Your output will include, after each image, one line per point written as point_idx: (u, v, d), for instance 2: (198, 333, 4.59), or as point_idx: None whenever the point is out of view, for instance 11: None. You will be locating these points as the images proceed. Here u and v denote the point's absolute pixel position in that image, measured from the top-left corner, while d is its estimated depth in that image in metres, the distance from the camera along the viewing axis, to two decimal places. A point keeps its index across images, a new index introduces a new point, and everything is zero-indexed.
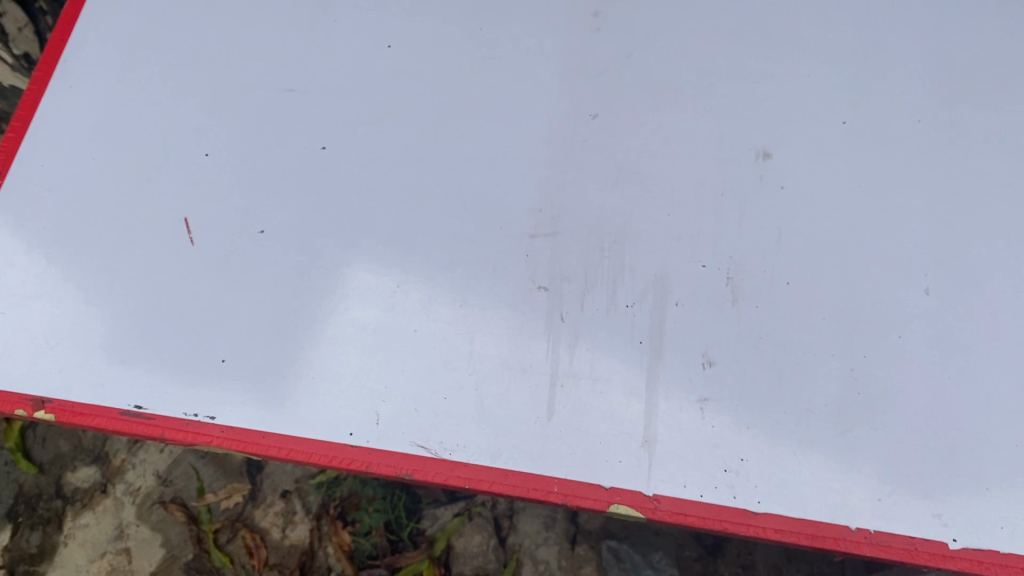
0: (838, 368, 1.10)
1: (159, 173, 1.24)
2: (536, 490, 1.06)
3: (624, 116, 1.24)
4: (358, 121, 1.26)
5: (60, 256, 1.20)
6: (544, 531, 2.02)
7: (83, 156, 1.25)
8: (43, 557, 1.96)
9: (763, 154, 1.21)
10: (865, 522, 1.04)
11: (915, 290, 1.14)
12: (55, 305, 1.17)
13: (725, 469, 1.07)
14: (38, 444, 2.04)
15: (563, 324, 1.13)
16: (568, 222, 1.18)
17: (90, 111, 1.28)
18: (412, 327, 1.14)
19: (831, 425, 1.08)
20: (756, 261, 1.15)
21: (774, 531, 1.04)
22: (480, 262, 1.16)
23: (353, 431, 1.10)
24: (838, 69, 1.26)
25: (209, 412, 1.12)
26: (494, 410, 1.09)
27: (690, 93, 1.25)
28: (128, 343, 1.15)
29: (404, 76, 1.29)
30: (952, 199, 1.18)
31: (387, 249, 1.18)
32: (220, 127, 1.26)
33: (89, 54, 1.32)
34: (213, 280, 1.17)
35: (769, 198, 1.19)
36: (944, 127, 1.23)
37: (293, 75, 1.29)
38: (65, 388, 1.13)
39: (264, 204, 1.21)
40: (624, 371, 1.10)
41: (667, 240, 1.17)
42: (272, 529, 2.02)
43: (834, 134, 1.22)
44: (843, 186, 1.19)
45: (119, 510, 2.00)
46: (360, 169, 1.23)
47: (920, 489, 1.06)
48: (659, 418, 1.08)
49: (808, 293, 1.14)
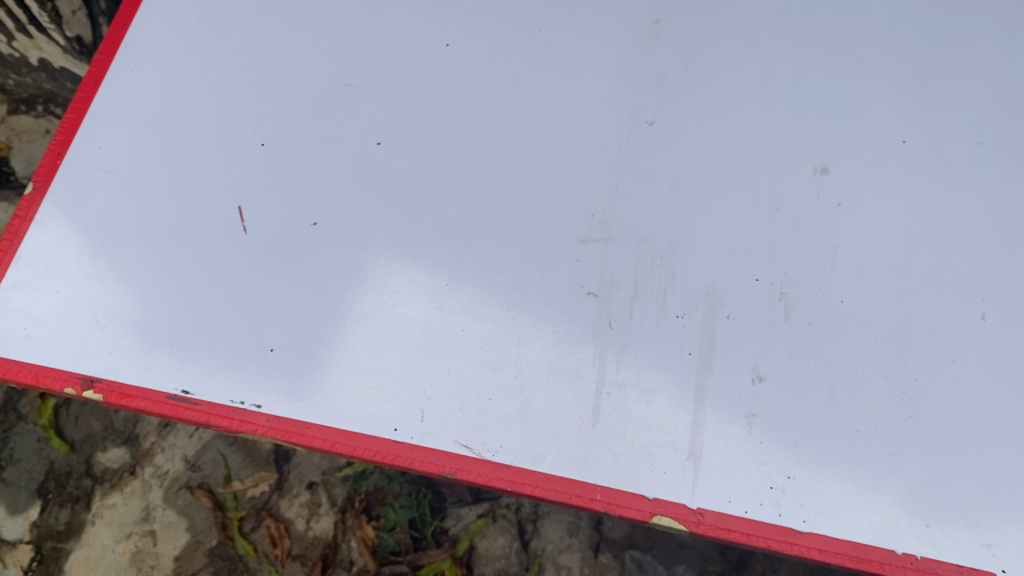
0: (890, 389, 1.09)
1: (215, 161, 1.24)
2: (578, 497, 1.05)
3: (681, 125, 1.23)
4: (413, 117, 1.26)
5: (114, 237, 1.20)
6: (568, 537, 2.00)
7: (141, 140, 1.26)
8: (70, 534, 1.97)
9: (821, 170, 1.20)
10: (912, 547, 1.03)
11: (970, 315, 1.12)
12: (107, 285, 1.17)
13: (771, 486, 1.05)
14: (71, 423, 2.06)
15: (611, 331, 1.12)
16: (621, 229, 1.18)
17: (149, 96, 1.29)
18: (459, 326, 1.13)
19: (880, 448, 1.07)
20: (809, 277, 1.14)
21: (818, 552, 1.03)
22: (530, 265, 1.16)
23: (397, 427, 1.10)
24: (900, 87, 1.24)
25: (255, 400, 1.12)
26: (539, 414, 1.09)
27: (749, 105, 1.24)
28: (177, 327, 1.15)
29: (461, 75, 1.29)
30: (1012, 224, 1.17)
31: (437, 246, 1.18)
32: (277, 117, 1.27)
33: (151, 39, 1.33)
34: (264, 269, 1.17)
35: (825, 214, 1.17)
36: (1007, 150, 1.21)
37: (350, 69, 1.30)
38: (114, 369, 1.14)
39: (318, 196, 1.21)
40: (672, 383, 1.10)
41: (720, 251, 1.16)
42: (297, 519, 2.02)
43: (893, 153, 1.20)
44: (900, 206, 1.17)
45: (146, 492, 2.01)
46: (414, 166, 1.23)
47: (970, 517, 1.04)
48: (706, 432, 1.08)
49: (862, 312, 1.13)
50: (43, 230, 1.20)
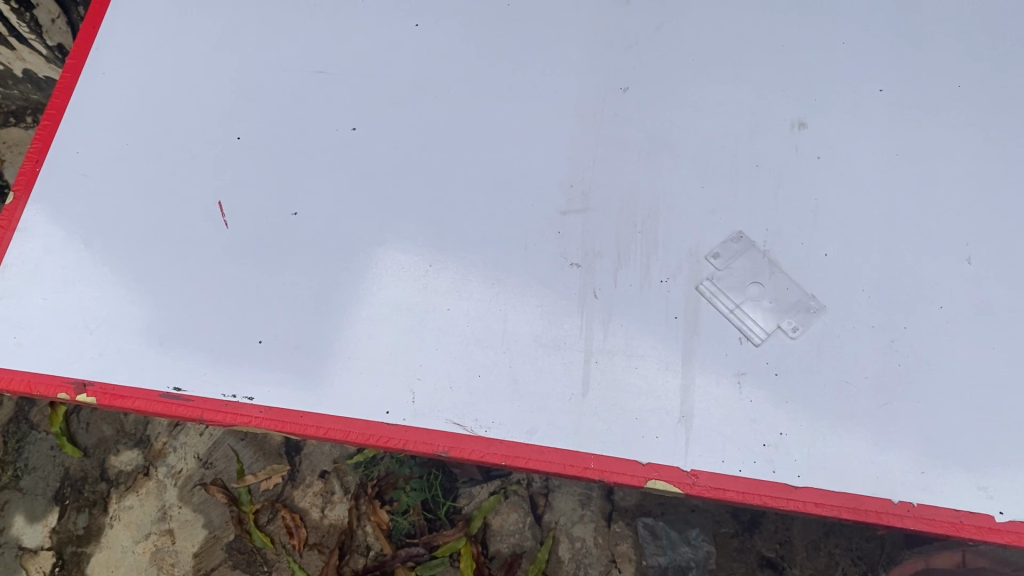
0: (878, 341, 1.09)
1: (192, 158, 1.25)
2: (571, 467, 1.05)
3: (655, 90, 1.24)
4: (388, 99, 1.26)
5: (97, 241, 1.21)
6: (580, 509, 1.83)
7: (118, 142, 1.26)
8: (89, 538, 1.86)
9: (694, 144, 1.20)
10: (907, 495, 1.03)
11: (955, 259, 1.13)
12: (94, 289, 1.18)
13: (763, 443, 1.05)
14: (83, 429, 1.94)
15: (597, 300, 1.12)
16: (599, 199, 1.18)
17: (122, 97, 1.29)
18: (445, 306, 1.13)
19: (872, 398, 1.06)
20: (710, 86, 1.24)
21: (814, 506, 1.03)
22: (513, 241, 1.16)
23: (389, 410, 1.10)
24: (718, 159, 1.19)
25: (246, 392, 1.12)
26: (528, 386, 1.09)
27: (723, 65, 1.25)
28: (166, 325, 1.16)
29: (434, 52, 1.28)
30: (992, 164, 1.18)
31: (419, 228, 1.18)
32: (252, 109, 1.27)
33: (120, 41, 1.33)
34: (247, 262, 1.18)
35: (751, 180, 1.18)
36: (982, 95, 1.22)
37: (323, 56, 1.29)
38: (104, 371, 1.14)
39: (297, 185, 1.22)
40: (660, 347, 1.10)
41: (701, 214, 1.16)
42: (311, 509, 1.88)
43: (868, 101, 1.22)
44: (880, 156, 1.19)
45: (162, 492, 1.89)
46: (392, 148, 1.23)
47: (965, 461, 1.04)
48: (696, 393, 1.07)
49: (846, 264, 1.13)
50: (27, 239, 1.21)
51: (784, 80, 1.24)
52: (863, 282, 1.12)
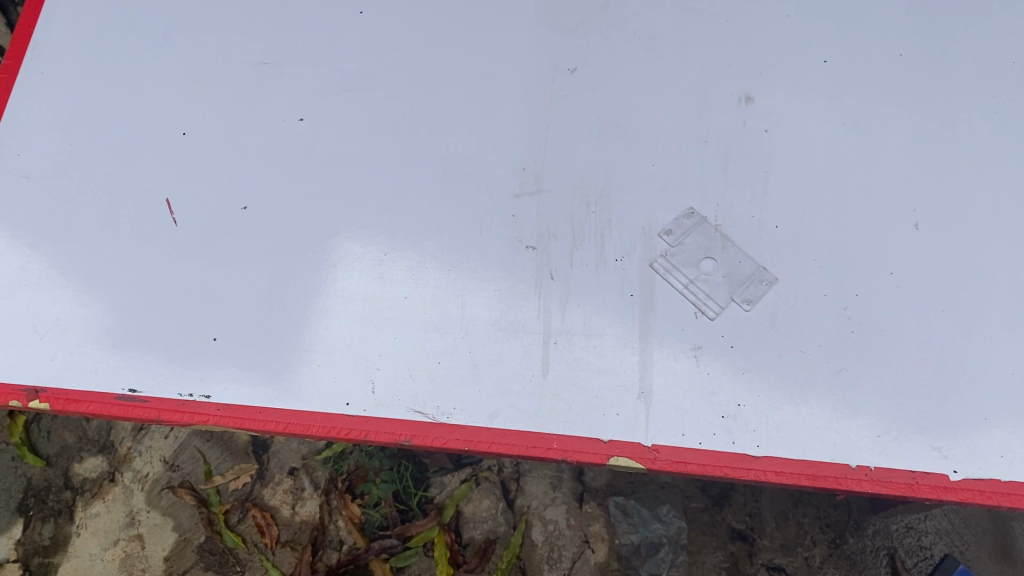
0: (830, 309, 1.10)
1: (137, 156, 1.22)
2: (535, 448, 1.05)
3: (603, 69, 1.24)
4: (335, 89, 1.25)
5: (43, 245, 1.18)
6: (552, 491, 1.84)
7: (60, 143, 1.24)
8: (56, 548, 1.83)
9: (642, 122, 1.21)
10: (865, 459, 1.04)
11: (903, 224, 1.14)
12: (41, 293, 1.16)
13: (722, 415, 1.06)
14: (44, 438, 1.91)
15: (554, 282, 1.12)
16: (552, 180, 1.18)
17: (61, 97, 1.27)
18: (402, 295, 1.13)
19: (827, 365, 1.08)
20: (657, 63, 1.24)
21: (774, 474, 1.04)
22: (467, 226, 1.16)
23: (349, 401, 1.08)
24: (668, 137, 1.20)
25: (203, 391, 1.10)
26: (489, 370, 1.09)
27: (669, 42, 1.26)
28: (118, 327, 1.14)
29: (380, 39, 1.27)
30: (934, 130, 1.20)
31: (372, 218, 1.17)
32: (197, 104, 1.25)
33: (58, 40, 1.30)
34: (198, 259, 1.16)
35: (701, 156, 1.19)
36: (924, 64, 1.24)
37: (267, 47, 1.28)
38: (57, 376, 1.12)
39: (246, 179, 1.20)
40: (617, 326, 1.10)
41: (653, 191, 1.17)
42: (281, 506, 1.85)
43: (813, 73, 1.23)
44: (825, 126, 1.20)
45: (128, 498, 1.86)
46: (341, 138, 1.22)
47: (918, 423, 1.06)
48: (654, 369, 1.08)
49: (797, 235, 1.14)
50: None
51: (730, 55, 1.24)
52: (814, 252, 1.13)
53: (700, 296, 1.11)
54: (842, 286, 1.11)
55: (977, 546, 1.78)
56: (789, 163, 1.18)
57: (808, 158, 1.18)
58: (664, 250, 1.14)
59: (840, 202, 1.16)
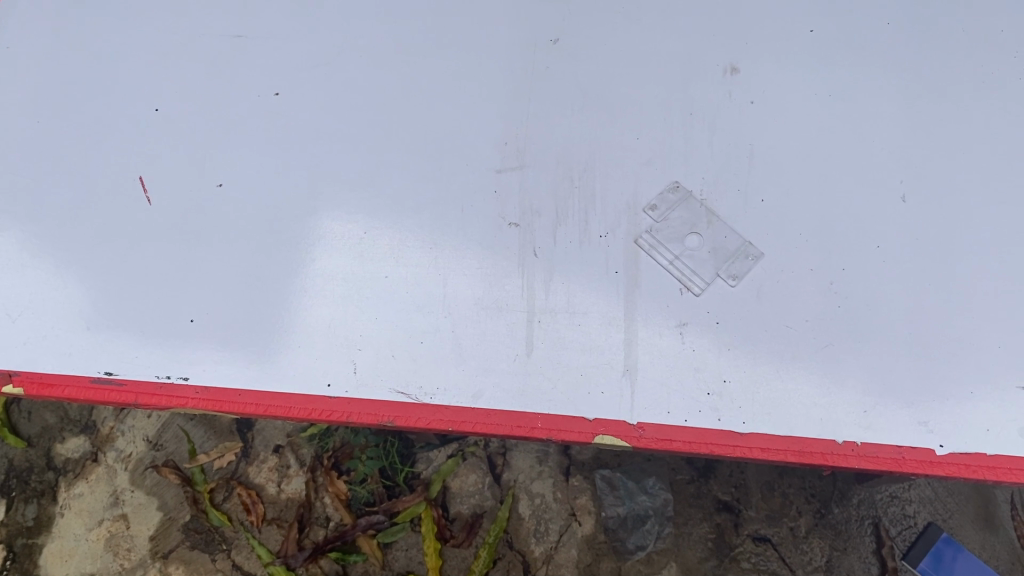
0: (817, 282, 1.09)
1: (109, 133, 1.19)
2: (520, 428, 1.04)
3: (586, 40, 1.21)
4: (312, 62, 1.22)
5: (12, 225, 1.15)
6: (538, 465, 1.83)
7: (28, 120, 1.20)
8: (40, 529, 1.81)
9: (626, 94, 1.19)
10: (851, 434, 1.03)
11: (890, 197, 1.13)
12: (13, 275, 1.13)
13: (708, 392, 1.05)
14: (25, 418, 1.89)
15: (537, 258, 1.11)
16: (534, 155, 1.16)
17: (29, 72, 1.23)
18: (383, 274, 1.10)
19: (813, 340, 1.07)
20: (642, 34, 1.22)
21: (760, 451, 1.03)
22: (448, 202, 1.14)
23: (330, 382, 1.07)
24: (652, 109, 1.18)
25: (181, 373, 1.08)
26: (472, 349, 1.07)
27: (653, 12, 1.23)
28: (92, 308, 1.11)
29: (358, 12, 1.24)
30: (922, 100, 1.18)
31: (351, 194, 1.15)
32: (170, 79, 1.22)
33: (25, 12, 1.26)
34: (173, 239, 1.14)
35: (686, 128, 1.17)
36: (912, 33, 1.22)
37: (241, 20, 1.24)
38: (30, 359, 1.10)
39: (221, 156, 1.17)
40: (602, 303, 1.08)
41: (637, 165, 1.15)
42: (267, 484, 1.84)
43: (799, 43, 1.21)
44: (812, 97, 1.18)
45: (111, 478, 1.84)
46: (319, 113, 1.19)
47: (904, 397, 1.05)
48: (639, 346, 1.07)
49: (783, 208, 1.13)
50: None
51: (715, 25, 1.22)
52: (800, 226, 1.12)
53: (686, 271, 1.10)
54: (828, 259, 1.10)
55: (960, 514, 1.79)
56: (776, 136, 1.16)
57: (794, 131, 1.16)
58: (648, 224, 1.12)
59: (827, 174, 1.14)
